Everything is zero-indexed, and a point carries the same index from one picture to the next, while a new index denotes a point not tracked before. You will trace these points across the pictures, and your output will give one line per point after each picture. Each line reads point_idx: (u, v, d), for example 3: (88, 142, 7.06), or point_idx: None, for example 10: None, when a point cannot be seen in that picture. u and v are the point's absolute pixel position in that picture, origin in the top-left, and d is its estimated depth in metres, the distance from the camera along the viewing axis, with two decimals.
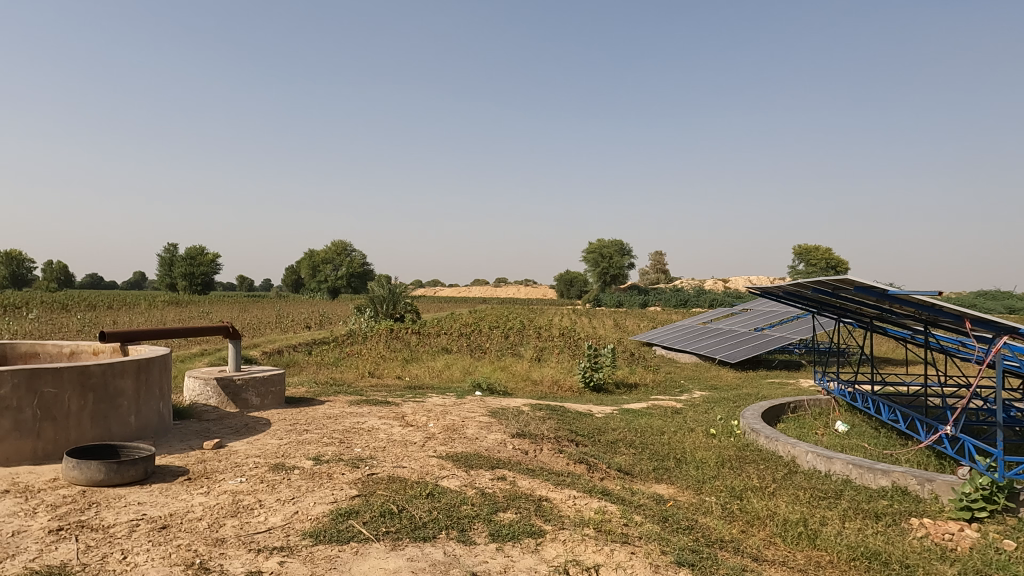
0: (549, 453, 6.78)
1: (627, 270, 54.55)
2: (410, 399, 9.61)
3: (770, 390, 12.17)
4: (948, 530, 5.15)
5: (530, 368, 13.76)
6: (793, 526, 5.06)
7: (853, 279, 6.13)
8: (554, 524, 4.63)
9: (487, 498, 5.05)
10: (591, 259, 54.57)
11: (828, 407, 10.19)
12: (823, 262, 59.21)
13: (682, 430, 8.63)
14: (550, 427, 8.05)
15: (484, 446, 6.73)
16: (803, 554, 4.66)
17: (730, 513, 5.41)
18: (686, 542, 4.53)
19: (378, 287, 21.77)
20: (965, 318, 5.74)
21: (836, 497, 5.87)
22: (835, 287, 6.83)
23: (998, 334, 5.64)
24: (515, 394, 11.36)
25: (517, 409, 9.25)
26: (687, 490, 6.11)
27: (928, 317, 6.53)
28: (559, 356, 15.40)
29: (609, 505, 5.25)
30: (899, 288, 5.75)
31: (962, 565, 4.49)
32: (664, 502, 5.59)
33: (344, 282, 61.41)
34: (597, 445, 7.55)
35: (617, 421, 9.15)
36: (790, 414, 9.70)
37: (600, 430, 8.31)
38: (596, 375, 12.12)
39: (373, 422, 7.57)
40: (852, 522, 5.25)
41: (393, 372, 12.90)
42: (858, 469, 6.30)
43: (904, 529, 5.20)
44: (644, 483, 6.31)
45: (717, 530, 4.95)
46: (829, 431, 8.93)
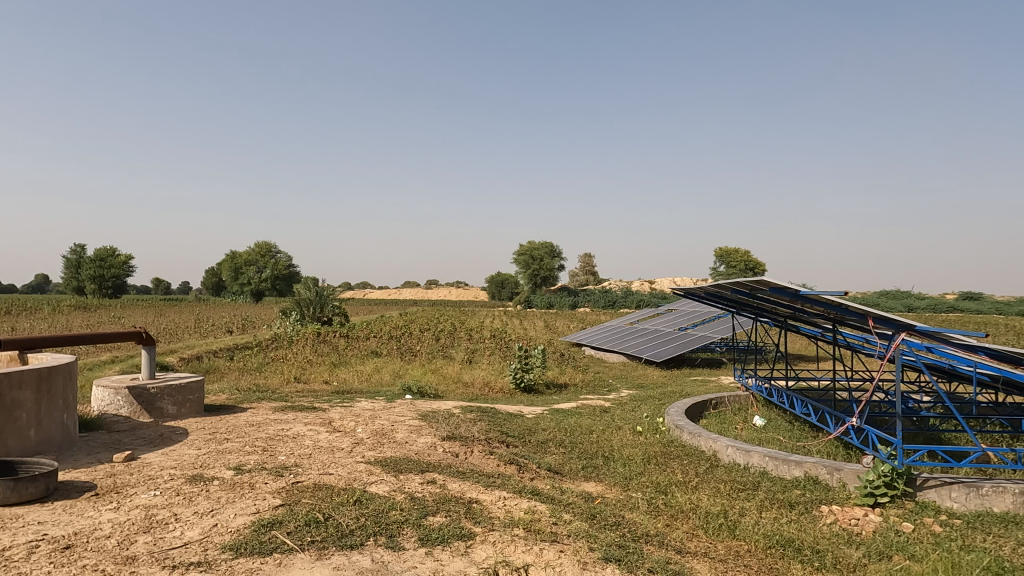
0: (480, 455, 6.79)
1: (556, 271, 55.22)
2: (338, 403, 9.40)
3: (693, 388, 12.60)
4: (854, 516, 5.48)
5: (461, 370, 13.72)
6: (714, 518, 5.26)
7: (768, 281, 6.44)
8: (484, 525, 4.64)
9: (417, 502, 5.01)
10: (523, 259, 54.79)
11: (746, 402, 10.66)
12: (743, 263, 61.82)
13: (611, 428, 8.83)
14: (481, 428, 8.06)
15: (413, 451, 6.65)
16: (723, 544, 4.86)
17: (656, 508, 5.57)
18: (614, 538, 4.64)
19: (305, 289, 21.23)
20: (868, 316, 6.15)
21: (754, 488, 6.15)
22: (752, 288, 7.16)
23: (897, 330, 6.06)
24: (446, 397, 11.30)
25: (448, 411, 9.20)
26: (615, 487, 6.26)
27: (835, 316, 6.95)
28: (490, 358, 15.44)
29: (539, 504, 5.30)
30: (810, 288, 6.10)
31: (866, 548, 4.80)
32: (592, 500, 5.69)
33: (269, 284, 59.46)
34: (528, 446, 7.62)
35: (547, 421, 9.26)
36: (711, 411, 10.11)
37: (531, 431, 8.39)
38: (527, 376, 12.21)
39: (299, 429, 7.36)
40: (768, 512, 5.51)
41: (321, 376, 12.59)
42: (773, 461, 6.62)
43: (815, 516, 5.50)
44: (574, 481, 6.42)
45: (644, 525, 5.09)
46: (748, 425, 9.32)
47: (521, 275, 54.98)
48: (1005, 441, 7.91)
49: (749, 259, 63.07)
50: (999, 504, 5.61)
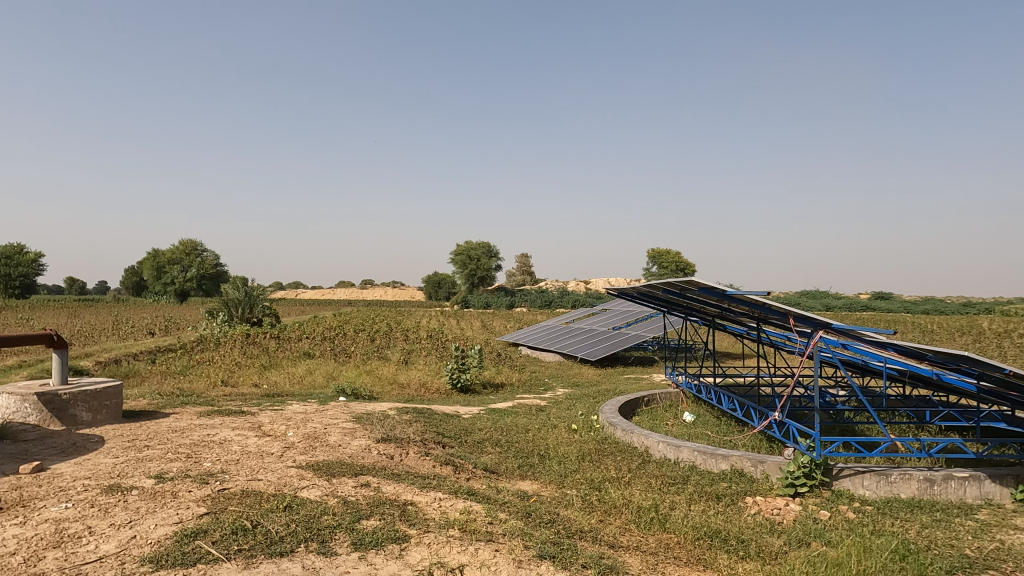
0: (415, 457, 6.73)
1: (493, 272, 55.29)
2: (268, 407, 9.12)
3: (626, 386, 12.89)
4: (776, 506, 5.73)
5: (396, 371, 13.56)
6: (646, 512, 5.40)
7: (697, 281, 6.66)
8: (418, 527, 4.60)
9: (351, 506, 4.91)
10: (459, 261, 54.55)
11: (677, 399, 10.99)
12: (674, 265, 63.62)
13: (547, 427, 8.92)
14: (416, 429, 7.99)
15: (346, 454, 6.52)
16: (654, 538, 4.99)
17: (590, 504, 5.66)
18: (549, 536, 4.68)
19: (232, 290, 20.49)
20: (789, 315, 6.46)
21: (683, 482, 6.35)
22: (682, 288, 7.38)
23: (815, 328, 6.38)
24: (381, 398, 11.14)
25: (382, 413, 9.07)
26: (550, 485, 6.33)
27: (760, 315, 7.26)
28: (427, 359, 15.31)
29: (475, 504, 5.30)
30: (736, 289, 6.35)
31: (787, 536, 5.04)
32: (527, 498, 5.74)
33: (194, 284, 57.03)
34: (464, 446, 7.60)
35: (483, 421, 9.27)
36: (644, 408, 10.37)
37: (467, 431, 8.38)
38: (463, 376, 12.19)
39: (226, 434, 7.09)
40: (696, 504, 5.70)
41: (250, 379, 12.17)
42: (702, 455, 6.85)
43: (740, 507, 5.73)
44: (510, 480, 6.46)
45: (578, 522, 5.16)
46: (678, 421, 9.61)
47: (457, 276, 54.73)
48: (912, 431, 8.45)
49: (680, 260, 65.00)
50: (905, 490, 6.00)
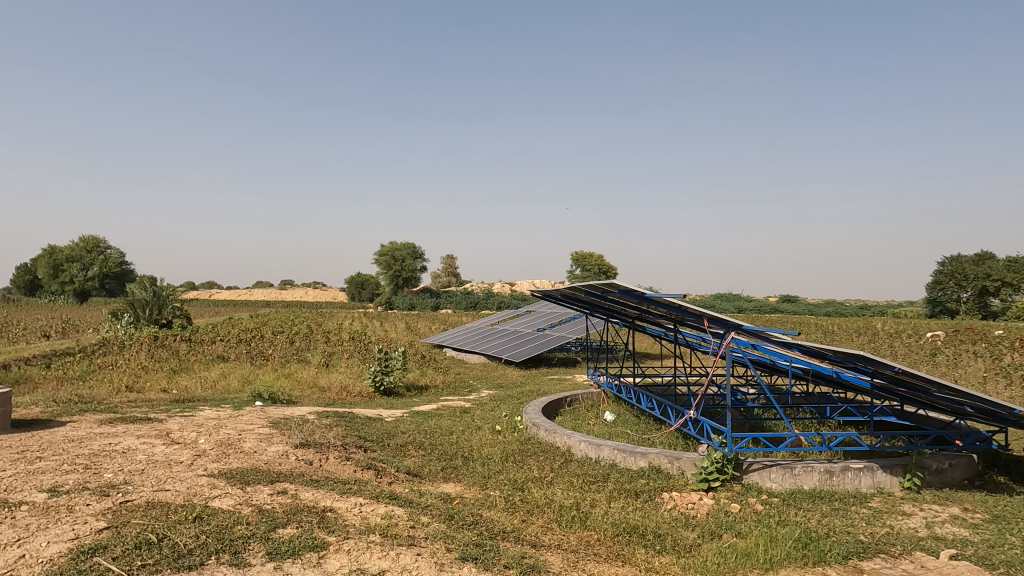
0: (336, 462, 6.57)
1: (418, 273, 54.73)
2: (177, 413, 8.65)
3: (550, 387, 13.06)
4: (691, 500, 5.95)
5: (316, 374, 13.19)
6: (568, 511, 5.49)
7: (617, 284, 6.84)
8: (337, 534, 4.49)
9: (266, 514, 4.74)
10: (383, 262, 53.63)
11: (598, 399, 11.24)
12: (597, 268, 65.08)
13: (470, 428, 8.91)
14: (337, 434, 7.80)
15: (262, 461, 6.28)
16: (575, 536, 5.08)
17: (513, 505, 5.70)
18: (472, 537, 4.68)
19: (139, 290, 19.37)
20: (704, 317, 6.73)
21: (604, 480, 6.50)
22: (603, 290, 7.54)
23: (727, 330, 6.68)
24: (300, 402, 10.80)
25: (302, 418, 8.80)
26: (473, 487, 6.32)
27: (676, 317, 7.52)
28: (349, 361, 14.98)
29: (397, 508, 5.23)
30: (655, 292, 6.56)
31: (701, 529, 5.26)
32: (451, 501, 5.71)
33: (95, 284, 53.48)
34: (386, 450, 7.48)
35: (407, 424, 9.15)
36: (566, 408, 10.54)
37: (390, 434, 8.25)
38: (386, 379, 11.99)
39: (130, 443, 6.68)
40: (616, 501, 5.85)
41: (158, 385, 11.51)
42: (621, 453, 7.03)
43: (657, 503, 5.92)
44: (433, 483, 6.42)
45: (501, 523, 5.19)
46: (599, 420, 9.83)
47: (381, 278, 53.82)
48: (814, 426, 8.99)
49: (603, 263, 66.54)
50: (808, 482, 6.37)
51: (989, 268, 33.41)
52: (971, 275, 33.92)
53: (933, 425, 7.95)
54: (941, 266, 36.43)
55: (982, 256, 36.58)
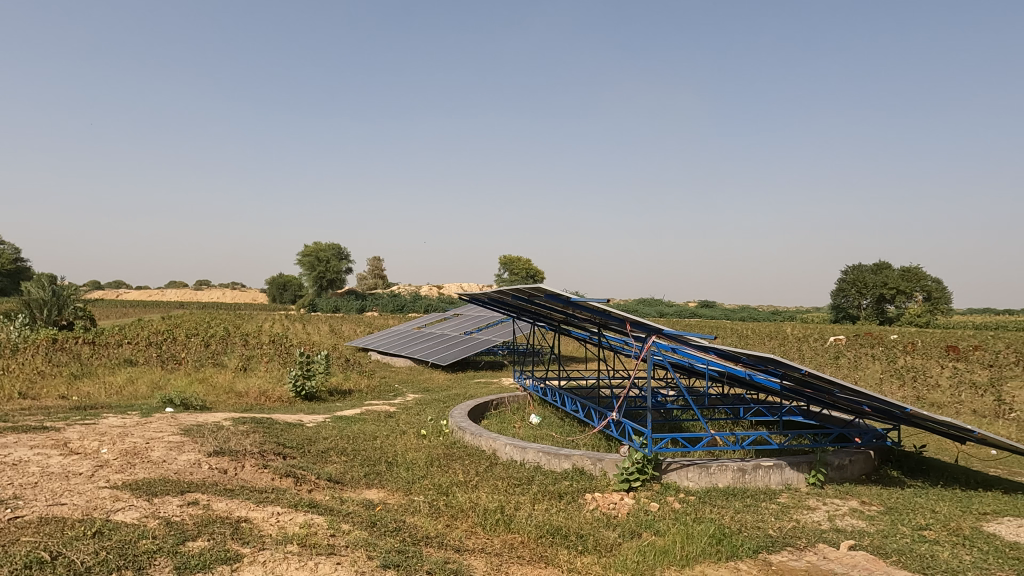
0: (252, 470, 6.32)
1: (343, 274, 53.44)
2: (77, 421, 8.08)
3: (476, 390, 13.04)
4: (612, 500, 6.08)
5: (233, 379, 12.64)
6: (492, 514, 5.49)
7: (544, 288, 6.91)
8: (252, 545, 4.31)
9: (174, 527, 4.50)
10: (307, 262, 52.03)
11: (524, 402, 11.32)
12: (524, 273, 65.58)
13: (395, 433, 8.78)
14: (254, 440, 7.51)
15: (172, 470, 5.95)
16: (499, 539, 5.09)
17: (437, 510, 5.65)
18: (394, 544, 4.61)
19: (37, 289, 17.98)
20: (627, 321, 6.89)
21: (528, 482, 6.55)
22: (530, 293, 7.60)
23: (649, 333, 6.88)
24: (214, 408, 10.32)
25: (216, 424, 8.41)
26: (397, 492, 6.23)
27: (600, 320, 7.66)
28: (268, 365, 14.45)
29: (316, 516, 5.09)
30: (580, 297, 6.68)
31: (622, 528, 5.38)
32: (373, 507, 5.60)
33: None
34: (306, 456, 7.26)
35: (329, 429, 8.92)
36: (492, 411, 10.56)
37: (311, 440, 8.01)
38: (308, 383, 11.65)
39: (22, 454, 6.18)
40: (540, 503, 5.90)
41: (55, 391, 10.71)
42: (546, 455, 7.10)
43: (580, 504, 6.01)
44: (355, 489, 6.28)
45: (424, 528, 5.13)
46: (525, 423, 9.90)
47: (305, 279, 52.20)
48: (728, 426, 9.37)
49: (530, 267, 67.11)
50: (722, 480, 6.64)
51: (886, 277, 35.96)
52: (870, 284, 36.32)
53: (835, 424, 8.47)
54: (844, 275, 38.80)
55: (880, 266, 39.35)
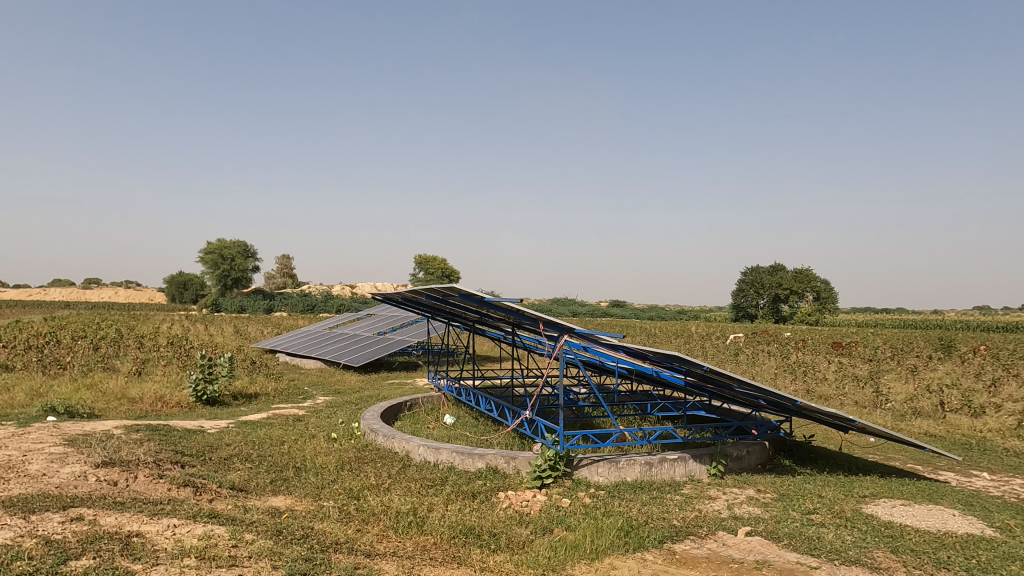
0: (145, 481, 5.93)
1: (249, 273, 51.09)
2: None
3: (390, 391, 12.84)
4: (525, 498, 6.14)
5: (125, 384, 11.81)
6: (405, 516, 5.42)
7: (458, 288, 6.90)
8: (145, 561, 4.05)
9: (53, 546, 4.15)
10: (210, 260, 49.30)
11: (439, 402, 11.24)
12: (438, 272, 65.22)
13: (303, 437, 8.49)
14: (148, 449, 7.04)
15: (53, 484, 5.49)
16: (411, 541, 5.03)
17: (347, 515, 5.51)
18: (300, 553, 4.46)
19: None
20: (540, 320, 7.00)
21: (441, 483, 6.51)
22: (444, 294, 7.57)
23: (561, 332, 7.01)
24: (104, 416, 9.61)
25: (105, 433, 7.83)
26: (305, 498, 6.03)
27: (514, 320, 7.74)
28: (165, 369, 13.61)
29: (217, 527, 4.84)
30: (494, 296, 6.73)
31: (534, 525, 5.45)
32: (279, 515, 5.39)
33: None
34: (208, 464, 6.90)
35: (232, 435, 8.51)
36: (406, 412, 10.43)
37: (213, 447, 7.63)
38: (210, 388, 11.07)
39: None
40: (453, 504, 5.88)
41: None
42: (459, 455, 7.08)
43: (493, 502, 6.04)
44: (260, 497, 6.03)
45: (334, 534, 4.99)
46: (438, 424, 9.83)
47: (207, 278, 49.51)
48: (637, 421, 9.69)
49: (446, 267, 66.73)
50: (630, 474, 6.87)
51: (781, 279, 38.33)
52: (767, 284, 38.59)
53: (734, 417, 8.94)
54: (744, 275, 41.02)
55: (775, 268, 41.89)
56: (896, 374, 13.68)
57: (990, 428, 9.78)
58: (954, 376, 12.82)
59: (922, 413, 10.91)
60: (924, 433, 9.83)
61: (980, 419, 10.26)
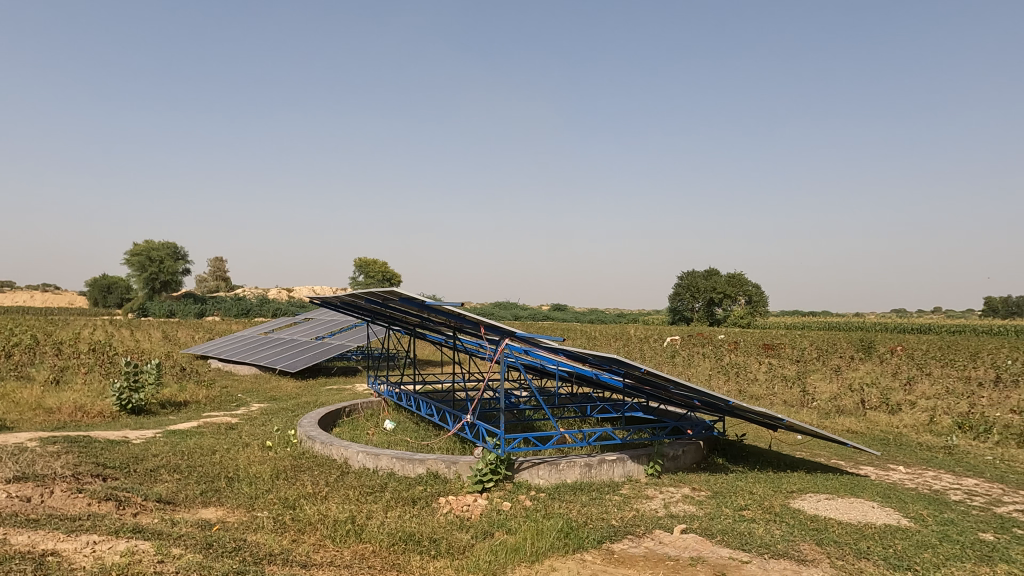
0: (63, 496, 5.59)
1: (179, 276, 48.98)
2: None
3: (328, 397, 12.57)
4: (466, 502, 6.11)
5: (41, 393, 11.11)
6: (342, 525, 5.31)
7: (398, 291, 6.82)
8: None
9: None
10: (136, 262, 47.04)
11: (379, 408, 11.08)
12: (379, 275, 64.32)
13: (236, 446, 8.21)
14: (67, 462, 6.66)
15: None
16: (349, 550, 4.93)
17: (282, 525, 5.35)
18: (231, 566, 4.30)
19: None
20: (481, 324, 7.00)
21: (381, 490, 6.41)
22: (384, 297, 7.48)
23: (502, 336, 7.02)
24: (17, 428, 9.03)
25: (19, 446, 7.36)
26: (238, 509, 5.83)
27: (456, 324, 7.70)
28: (86, 377, 12.88)
29: (142, 542, 4.61)
30: (435, 300, 6.68)
31: (475, 529, 5.44)
32: (210, 527, 5.19)
33: None
34: (132, 476, 6.57)
35: (160, 445, 8.14)
36: (345, 419, 10.23)
37: (138, 458, 7.27)
38: (135, 396, 10.56)
39: None
40: (393, 510, 5.80)
41: None
42: (400, 461, 6.99)
43: (434, 508, 5.99)
44: (189, 509, 5.78)
45: (267, 545, 4.84)
46: (378, 429, 9.68)
47: (134, 280, 47.23)
48: (577, 423, 9.80)
49: (387, 271, 65.85)
50: (570, 476, 6.94)
51: (715, 283, 39.61)
52: (702, 288, 39.80)
53: (671, 418, 9.15)
54: (680, 279, 42.18)
55: (710, 272, 43.22)
56: (821, 374, 14.34)
57: (906, 424, 10.38)
58: (873, 375, 13.55)
59: (845, 410, 11.47)
60: (847, 430, 10.35)
61: (897, 415, 10.88)
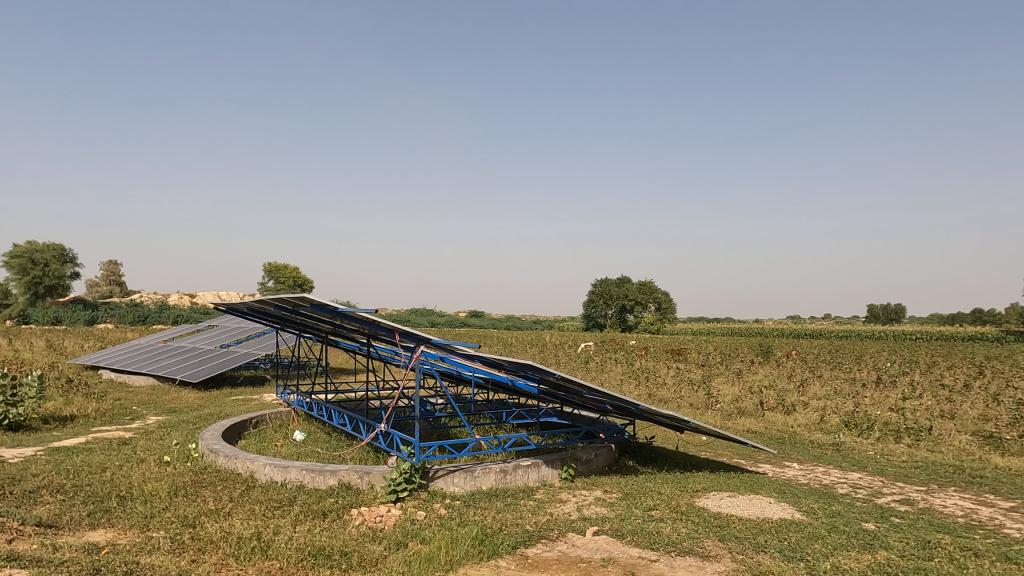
0: None
1: (66, 280, 45.43)
2: None
3: (233, 408, 11.99)
4: (379, 513, 5.98)
5: None
6: (247, 542, 5.07)
7: (309, 298, 6.62)
8: None
9: None
10: (16, 265, 43.24)
11: (288, 418, 10.69)
12: (291, 281, 62.08)
13: (130, 462, 7.67)
14: None
15: None
16: (254, 568, 4.72)
17: (180, 545, 5.05)
18: None
19: None
20: (396, 331, 6.90)
21: (289, 503, 6.17)
22: (295, 304, 7.24)
23: (418, 343, 6.96)
24: None
25: None
26: (130, 530, 5.44)
27: (370, 331, 7.56)
28: None
29: (16, 571, 4.21)
30: (348, 306, 6.52)
31: (388, 541, 5.33)
32: (98, 551, 4.82)
33: None
34: (8, 499, 6.01)
35: (41, 464, 7.49)
36: (251, 430, 9.78)
37: (15, 479, 6.66)
38: (13, 412, 9.67)
39: None
40: (301, 525, 5.60)
41: None
42: (309, 473, 6.75)
43: (345, 520, 5.82)
44: (74, 533, 5.35)
45: (163, 567, 4.55)
46: (287, 441, 9.32)
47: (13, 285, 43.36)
48: (492, 430, 9.82)
49: (298, 277, 63.76)
50: (485, 482, 6.94)
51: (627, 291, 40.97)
52: (614, 296, 41.07)
53: (584, 422, 9.35)
54: (594, 287, 43.31)
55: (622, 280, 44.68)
56: (724, 377, 15.10)
57: (799, 424, 11.08)
58: (771, 378, 14.39)
59: (745, 411, 12.12)
60: (747, 430, 10.93)
61: (791, 415, 11.59)
